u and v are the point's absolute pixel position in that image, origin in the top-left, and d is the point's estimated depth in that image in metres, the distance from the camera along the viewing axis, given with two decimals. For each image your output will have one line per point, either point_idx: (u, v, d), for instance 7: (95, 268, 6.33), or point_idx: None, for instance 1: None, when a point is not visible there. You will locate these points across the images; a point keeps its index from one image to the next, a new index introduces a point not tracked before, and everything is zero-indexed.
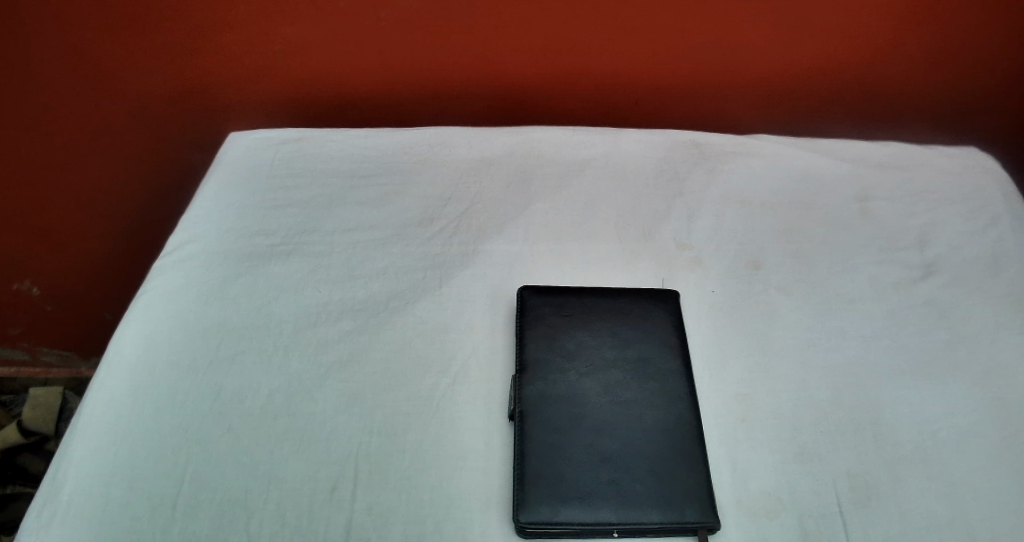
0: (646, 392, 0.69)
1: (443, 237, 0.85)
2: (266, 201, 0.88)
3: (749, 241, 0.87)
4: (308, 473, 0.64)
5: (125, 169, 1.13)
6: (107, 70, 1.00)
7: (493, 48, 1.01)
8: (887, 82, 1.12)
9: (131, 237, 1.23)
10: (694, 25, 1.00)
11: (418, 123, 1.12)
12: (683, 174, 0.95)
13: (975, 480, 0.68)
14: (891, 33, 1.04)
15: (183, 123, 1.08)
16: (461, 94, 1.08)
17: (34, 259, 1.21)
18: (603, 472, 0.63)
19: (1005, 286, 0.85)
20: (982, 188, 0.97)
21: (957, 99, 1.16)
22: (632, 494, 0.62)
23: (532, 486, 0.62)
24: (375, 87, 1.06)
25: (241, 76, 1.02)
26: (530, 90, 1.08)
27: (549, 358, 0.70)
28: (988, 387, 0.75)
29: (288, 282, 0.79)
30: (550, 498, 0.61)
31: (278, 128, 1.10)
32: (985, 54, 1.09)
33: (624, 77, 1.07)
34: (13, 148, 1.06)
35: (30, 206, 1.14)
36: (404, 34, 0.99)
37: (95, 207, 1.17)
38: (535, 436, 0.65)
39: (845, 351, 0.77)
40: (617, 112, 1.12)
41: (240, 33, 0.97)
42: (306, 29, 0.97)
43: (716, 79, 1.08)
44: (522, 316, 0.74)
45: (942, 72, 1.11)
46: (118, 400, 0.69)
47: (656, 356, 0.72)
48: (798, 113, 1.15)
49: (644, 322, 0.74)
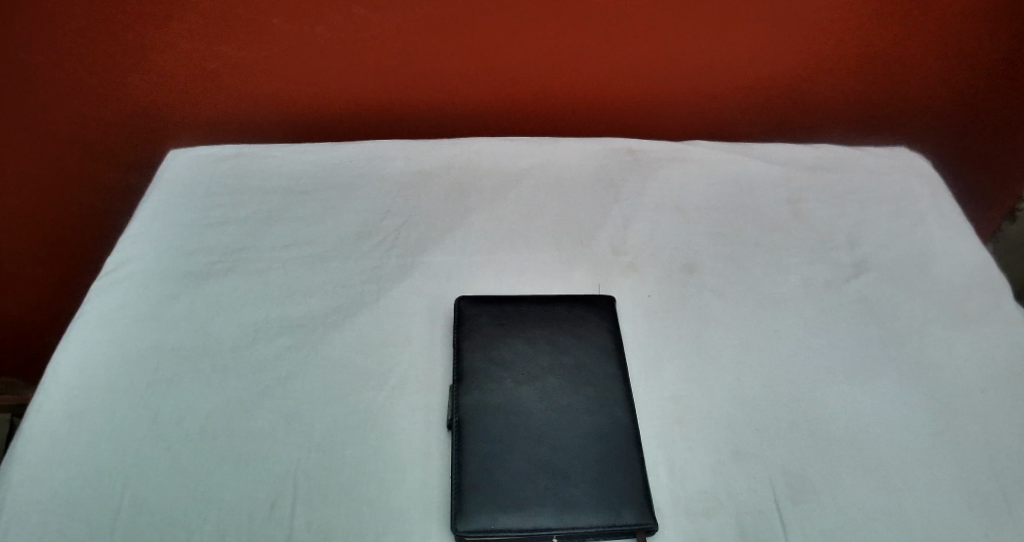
0: (581, 397, 0.71)
1: (383, 250, 0.85)
2: (205, 218, 0.88)
3: (684, 245, 0.90)
4: (247, 491, 0.64)
5: (121, 170, 1.11)
6: (43, 85, 0.99)
7: (489, 55, 1.02)
8: (871, 81, 1.15)
9: (115, 239, 1.21)
10: (695, 28, 1.02)
11: (408, 132, 1.12)
12: (619, 181, 0.97)
13: (906, 468, 0.70)
14: (824, 47, 1.07)
15: (181, 128, 1.07)
16: (453, 104, 1.08)
17: (31, 258, 1.20)
18: (540, 478, 0.64)
19: (932, 280, 0.88)
20: (911, 188, 1.01)
21: (929, 101, 1.20)
22: (569, 498, 0.63)
23: (470, 494, 0.63)
24: (366, 99, 1.06)
25: (240, 84, 1.01)
26: (525, 97, 1.08)
27: (486, 367, 0.72)
28: (918, 380, 0.78)
29: (225, 300, 0.79)
30: (487, 505, 0.62)
31: (272, 135, 1.09)
32: (965, 56, 1.13)
33: (619, 81, 1.08)
34: (14, 148, 1.05)
35: (28, 206, 1.13)
36: (401, 44, 0.99)
37: (42, 227, 1.17)
38: (472, 445, 0.66)
39: (778, 349, 0.80)
40: (610, 118, 1.13)
41: (238, 40, 0.96)
42: (305, 36, 0.97)
43: (709, 83, 1.10)
44: (460, 327, 0.75)
45: (925, 71, 1.14)
46: (52, 424, 0.68)
47: (592, 361, 0.74)
48: (789, 114, 1.17)
49: (579, 328, 0.76)
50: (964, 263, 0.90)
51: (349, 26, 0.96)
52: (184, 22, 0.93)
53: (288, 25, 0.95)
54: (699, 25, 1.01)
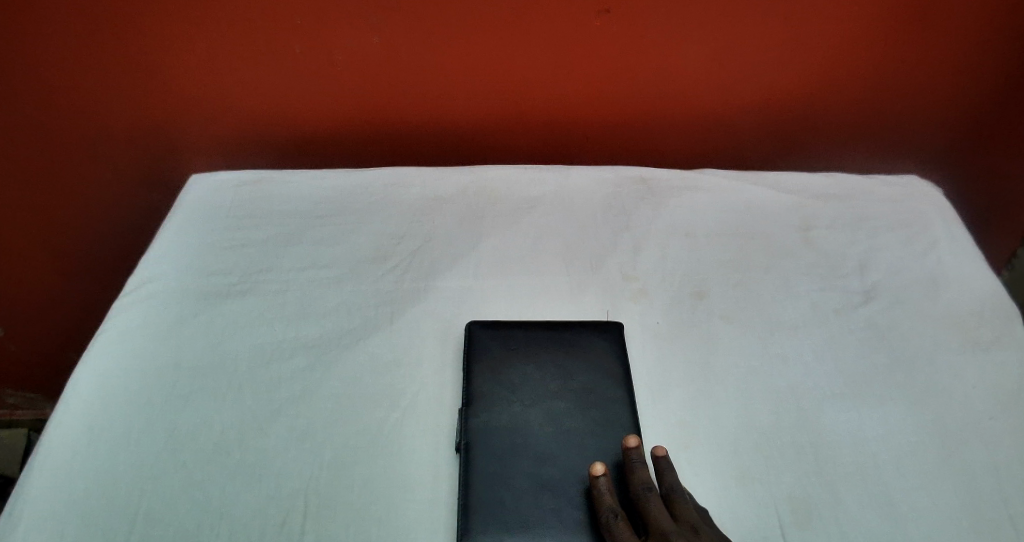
0: (588, 421, 0.72)
1: (396, 273, 0.87)
2: (226, 240, 0.91)
3: (692, 270, 0.91)
4: (259, 506, 0.65)
5: (132, 186, 1.15)
6: (72, 87, 1.02)
7: (490, 79, 1.06)
8: (866, 107, 1.17)
9: (124, 253, 1.24)
10: (690, 51, 1.05)
11: (415, 155, 1.16)
12: (629, 208, 0.99)
13: (914, 499, 0.70)
14: (820, 70, 1.10)
15: (190, 143, 1.11)
16: (457, 124, 1.12)
17: (43, 273, 1.23)
18: (544, 501, 0.65)
19: (943, 308, 0.88)
20: (921, 214, 1.01)
21: (931, 125, 1.21)
22: (572, 521, 0.64)
23: (475, 515, 0.64)
24: (372, 119, 1.10)
25: (254, 105, 1.06)
26: (526, 118, 1.12)
27: (494, 390, 0.74)
28: (926, 407, 0.78)
29: (243, 319, 0.81)
30: (491, 526, 0.63)
31: (280, 153, 1.14)
32: (961, 81, 1.15)
33: (617, 103, 1.11)
34: (35, 163, 1.10)
35: (41, 220, 1.17)
36: (407, 69, 1.04)
37: (60, 219, 1.17)
38: (478, 466, 0.67)
39: (787, 376, 0.80)
40: (608, 142, 1.17)
41: (253, 65, 1.01)
42: (315, 61, 1.02)
43: (704, 110, 1.14)
44: (471, 351, 0.77)
45: (923, 98, 1.17)
46: (74, 438, 0.70)
47: (599, 386, 0.75)
48: (785, 135, 1.20)
49: (587, 353, 0.78)
50: (976, 289, 0.90)
51: (365, 50, 1.01)
52: (207, 45, 0.99)
53: (309, 52, 1.00)
54: (696, 47, 1.05)
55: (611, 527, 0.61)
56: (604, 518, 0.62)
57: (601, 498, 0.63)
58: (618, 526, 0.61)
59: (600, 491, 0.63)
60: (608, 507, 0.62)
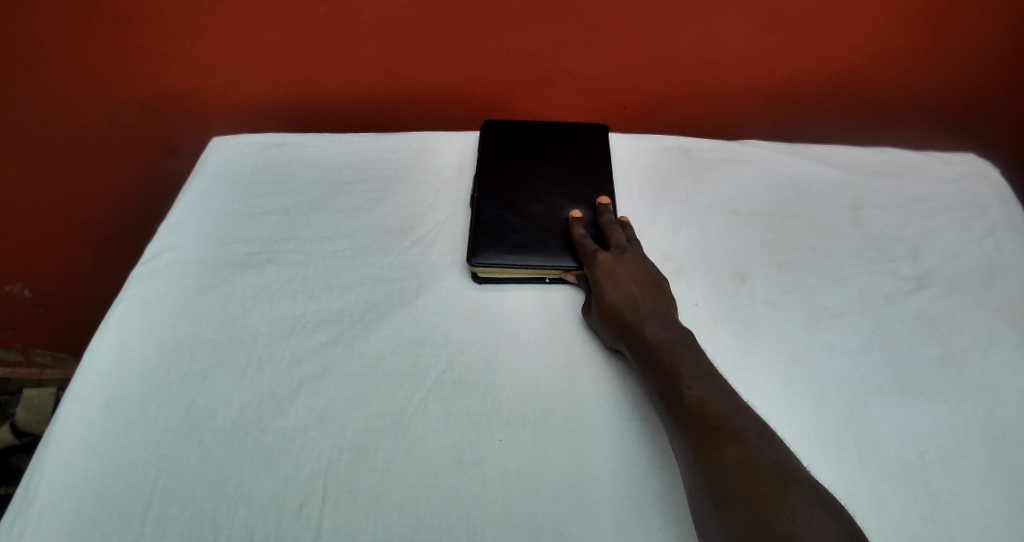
0: (576, 185, 0.87)
1: (422, 246, 0.83)
2: (246, 208, 0.87)
3: (735, 251, 0.86)
4: (277, 490, 0.64)
5: (146, 155, 1.11)
6: (85, 58, 0.98)
7: (519, 38, 1.01)
8: (909, 81, 1.12)
9: (140, 219, 1.20)
10: (731, 18, 1.00)
11: (436, 121, 1.13)
12: (669, 182, 0.94)
13: (962, 504, 0.66)
14: (863, 43, 1.05)
15: (202, 110, 1.06)
16: (483, 87, 1.07)
17: (64, 242, 1.20)
18: (535, 234, 0.82)
19: (1000, 298, 0.82)
20: (981, 194, 0.94)
21: (979, 96, 1.15)
22: (555, 248, 0.80)
23: (481, 240, 0.80)
24: (390, 85, 1.06)
25: (270, 72, 1.02)
26: (556, 79, 1.07)
27: (502, 163, 0.89)
28: (980, 405, 0.73)
29: (262, 292, 0.78)
30: (493, 248, 0.79)
31: (294, 121, 1.10)
32: (1008, 58, 1.09)
33: (649, 66, 1.06)
34: (46, 133, 1.05)
35: (57, 192, 1.13)
36: (431, 34, 0.99)
37: (81, 196, 1.14)
38: (485, 209, 0.84)
39: (833, 369, 0.75)
40: (639, 105, 1.12)
41: (273, 29, 0.97)
42: (337, 24, 0.97)
43: (734, 81, 1.09)
44: (487, 138, 0.92)
45: (969, 74, 1.12)
46: (89, 414, 0.68)
47: (589, 162, 0.90)
48: (815, 109, 1.16)
49: (583, 142, 0.92)
50: None
51: (390, 19, 0.97)
52: (222, 8, 0.94)
53: (330, 15, 0.96)
54: (737, 16, 1.00)
55: (582, 245, 0.79)
56: (576, 239, 0.80)
57: (574, 228, 0.81)
58: (585, 242, 0.79)
59: (574, 225, 0.82)
60: (579, 233, 0.81)
